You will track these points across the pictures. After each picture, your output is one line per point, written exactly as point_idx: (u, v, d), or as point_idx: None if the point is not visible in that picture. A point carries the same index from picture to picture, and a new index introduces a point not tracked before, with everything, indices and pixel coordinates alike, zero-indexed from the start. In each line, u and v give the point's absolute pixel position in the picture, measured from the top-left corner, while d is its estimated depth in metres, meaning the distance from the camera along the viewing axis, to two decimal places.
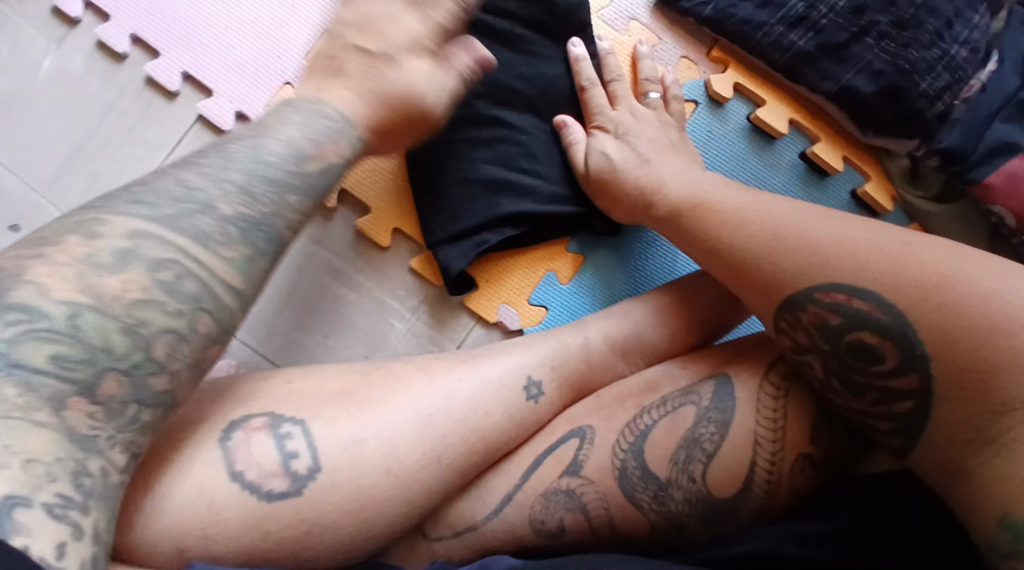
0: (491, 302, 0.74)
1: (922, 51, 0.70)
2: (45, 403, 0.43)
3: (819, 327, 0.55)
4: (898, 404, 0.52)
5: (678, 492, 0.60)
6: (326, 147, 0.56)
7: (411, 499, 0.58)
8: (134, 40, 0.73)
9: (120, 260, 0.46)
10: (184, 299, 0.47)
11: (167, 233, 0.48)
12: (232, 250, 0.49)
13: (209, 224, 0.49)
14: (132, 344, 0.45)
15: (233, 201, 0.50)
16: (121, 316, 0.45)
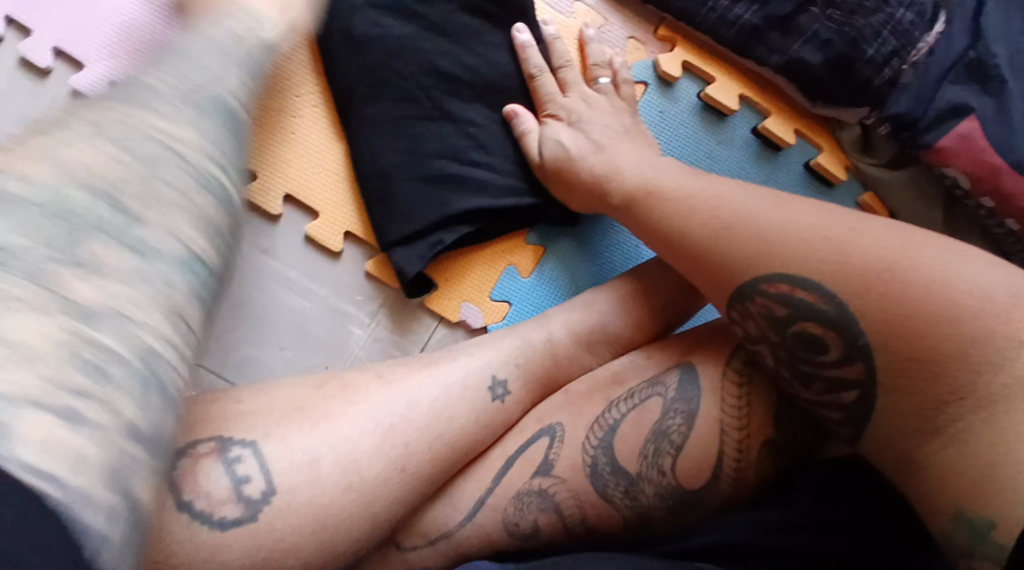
0: (452, 300, 0.72)
1: (867, 18, 0.69)
2: (55, 304, 0.39)
3: (769, 318, 0.54)
4: (845, 394, 0.52)
5: (648, 486, 0.60)
6: (259, 52, 0.58)
7: (377, 513, 0.58)
8: (57, 53, 0.70)
9: (60, 154, 0.43)
10: (176, 179, 0.45)
11: (138, 109, 0.46)
12: (201, 131, 0.48)
13: (160, 113, 0.48)
14: (111, 233, 0.42)
15: (176, 100, 0.48)
16: (111, 191, 0.42)
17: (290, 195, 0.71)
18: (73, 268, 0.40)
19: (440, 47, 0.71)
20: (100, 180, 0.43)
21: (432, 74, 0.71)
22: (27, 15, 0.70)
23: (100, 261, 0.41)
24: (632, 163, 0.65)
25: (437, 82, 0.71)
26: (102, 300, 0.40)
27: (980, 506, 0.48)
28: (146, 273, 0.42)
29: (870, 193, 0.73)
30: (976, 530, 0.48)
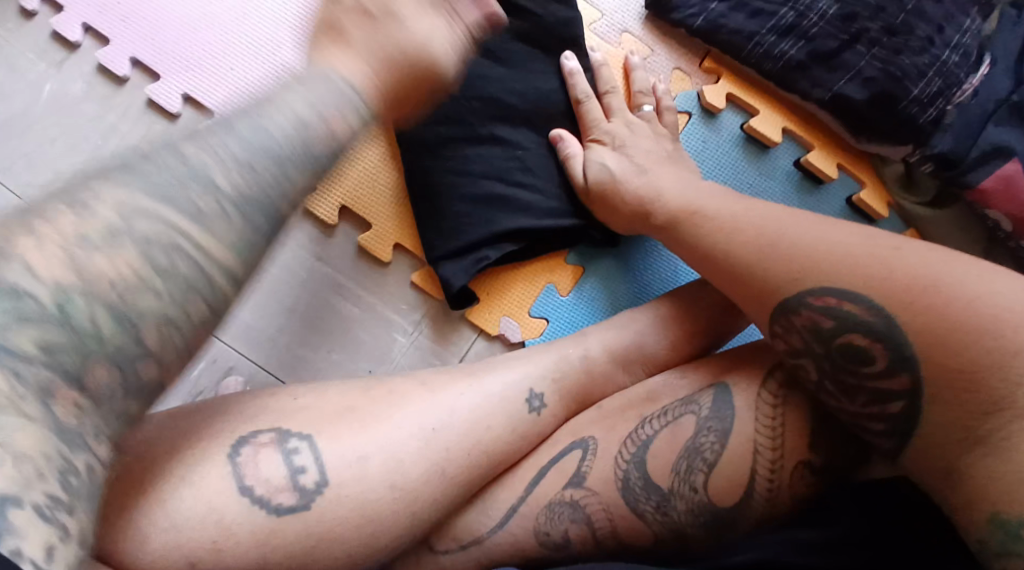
0: (492, 314, 0.74)
1: (912, 57, 0.71)
2: (32, 393, 0.38)
3: (812, 331, 0.55)
4: (890, 406, 0.53)
5: (680, 502, 0.61)
6: (332, 120, 0.50)
7: (416, 512, 0.59)
8: (135, 63, 0.73)
9: (115, 240, 0.41)
10: (178, 283, 0.42)
11: (147, 196, 0.42)
12: (224, 228, 0.44)
13: (207, 197, 0.44)
14: (127, 331, 0.40)
15: (235, 200, 0.45)
16: (113, 300, 0.40)
17: (343, 206, 0.73)
18: (77, 364, 0.39)
19: (489, 69, 0.73)
20: (144, 272, 0.41)
21: (481, 95, 0.73)
22: (109, 26, 0.73)
23: (103, 362, 0.40)
24: (676, 184, 0.67)
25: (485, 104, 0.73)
26: (93, 383, 0.40)
27: (1016, 512, 0.48)
28: (137, 367, 0.41)
29: (912, 228, 0.75)
30: (1010, 532, 0.48)
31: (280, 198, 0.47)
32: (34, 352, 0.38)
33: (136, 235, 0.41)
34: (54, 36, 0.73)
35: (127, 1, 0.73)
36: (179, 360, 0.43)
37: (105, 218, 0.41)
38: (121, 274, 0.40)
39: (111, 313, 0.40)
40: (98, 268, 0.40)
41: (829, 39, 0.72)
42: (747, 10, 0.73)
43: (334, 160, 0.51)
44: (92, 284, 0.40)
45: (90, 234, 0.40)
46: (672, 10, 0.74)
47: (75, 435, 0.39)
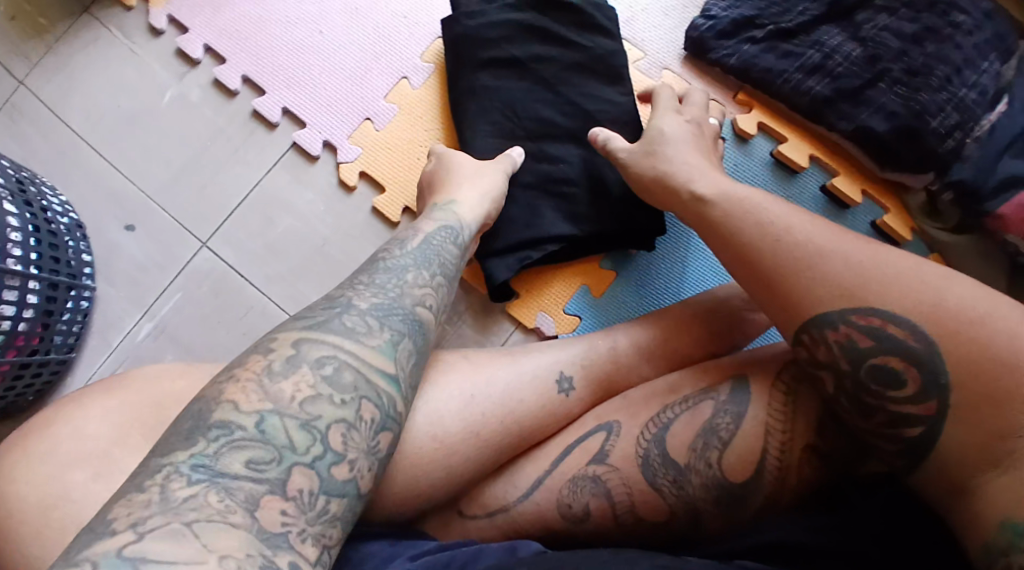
0: (530, 309, 0.81)
1: (932, 94, 0.76)
2: (240, 505, 0.45)
3: (847, 349, 0.54)
4: (909, 429, 0.52)
5: (696, 477, 0.64)
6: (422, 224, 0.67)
7: (452, 466, 0.67)
8: (245, 80, 0.85)
9: (292, 366, 0.51)
10: (345, 389, 0.51)
11: (313, 330, 0.54)
12: (375, 337, 0.54)
13: (356, 318, 0.55)
14: (313, 437, 0.49)
15: (374, 311, 0.56)
16: (298, 413, 0.49)
17: (404, 206, 0.82)
18: (279, 470, 0.48)
19: (541, 94, 0.82)
20: (317, 385, 0.51)
21: (533, 117, 0.81)
22: (226, 48, 0.86)
23: (299, 466, 0.48)
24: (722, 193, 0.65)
25: (536, 126, 0.81)
26: (294, 489, 0.48)
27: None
28: (328, 469, 0.49)
29: (936, 254, 0.79)
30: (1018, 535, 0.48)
31: (416, 299, 0.59)
32: (243, 472, 0.47)
33: (310, 359, 0.52)
34: (177, 53, 0.86)
35: (242, 28, 0.86)
36: (364, 456, 0.51)
37: (283, 351, 0.52)
38: (302, 393, 0.50)
39: (298, 426, 0.49)
40: (282, 390, 0.50)
41: (852, 78, 0.78)
42: (778, 51, 0.80)
43: (444, 247, 0.65)
44: (278, 402, 0.49)
45: (274, 366, 0.51)
46: (709, 52, 0.82)
47: (281, 538, 0.46)
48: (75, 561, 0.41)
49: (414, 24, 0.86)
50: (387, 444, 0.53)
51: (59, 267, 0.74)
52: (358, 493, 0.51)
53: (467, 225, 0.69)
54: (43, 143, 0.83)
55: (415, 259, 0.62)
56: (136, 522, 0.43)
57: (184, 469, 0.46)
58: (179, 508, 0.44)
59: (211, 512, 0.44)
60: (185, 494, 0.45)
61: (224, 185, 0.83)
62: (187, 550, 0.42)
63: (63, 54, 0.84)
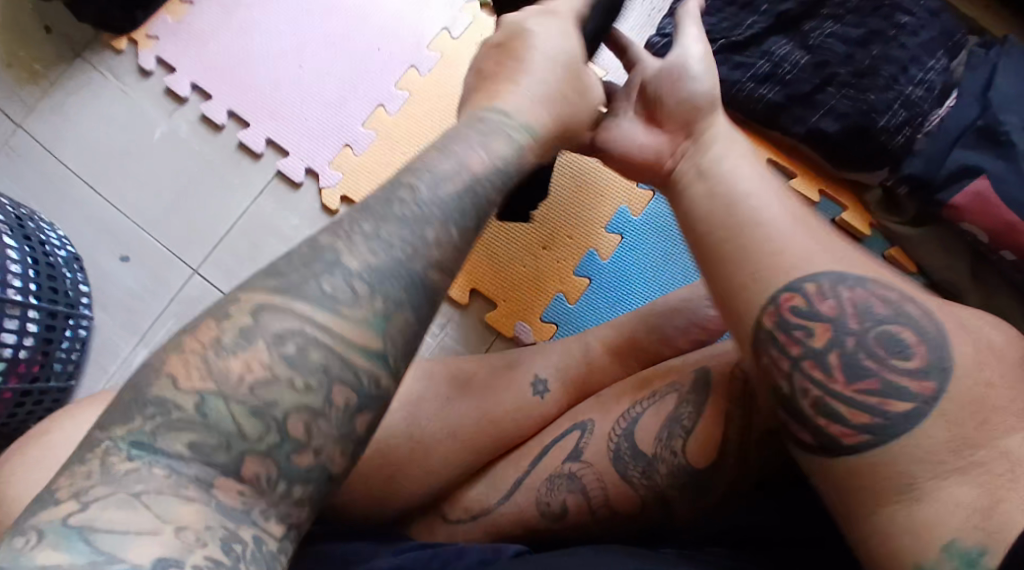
0: (508, 318, 0.83)
1: (879, 94, 0.80)
2: (192, 480, 0.39)
3: (858, 310, 0.47)
4: (893, 405, 0.44)
5: (662, 466, 0.67)
6: (472, 158, 0.51)
7: (430, 467, 0.71)
8: (230, 114, 0.90)
9: (248, 340, 0.41)
10: (312, 372, 0.41)
11: (279, 294, 0.42)
12: (362, 310, 0.43)
13: (340, 282, 0.43)
14: (267, 425, 0.41)
15: (367, 274, 0.44)
16: (247, 398, 0.40)
17: None
18: (229, 456, 0.40)
19: None
20: (274, 366, 0.41)
21: None
22: (212, 86, 0.91)
23: (252, 456, 0.40)
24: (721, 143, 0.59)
25: None
26: (251, 474, 0.40)
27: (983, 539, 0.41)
28: (289, 457, 0.41)
29: (896, 247, 0.82)
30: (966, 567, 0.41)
31: (429, 259, 0.46)
32: (186, 452, 0.39)
33: (270, 333, 0.42)
34: (166, 92, 0.91)
35: (226, 67, 0.91)
36: (331, 447, 0.42)
37: (240, 321, 0.42)
38: (253, 373, 0.41)
39: (248, 412, 0.40)
40: (229, 370, 0.41)
41: (802, 83, 0.82)
42: (730, 63, 0.84)
43: (479, 201, 0.50)
44: (223, 384, 0.40)
45: (225, 339, 0.41)
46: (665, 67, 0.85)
47: (241, 515, 0.40)
48: (21, 529, 0.36)
49: (388, 55, 0.91)
50: (367, 428, 0.43)
51: (57, 297, 0.79)
52: (325, 481, 0.42)
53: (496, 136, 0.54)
54: (40, 180, 0.88)
55: (435, 201, 0.48)
56: (80, 492, 0.37)
57: (122, 443, 0.39)
58: (123, 479, 0.38)
59: (161, 485, 0.38)
60: (126, 468, 0.38)
61: (213, 214, 0.88)
62: (139, 519, 0.37)
63: (58, 97, 0.90)
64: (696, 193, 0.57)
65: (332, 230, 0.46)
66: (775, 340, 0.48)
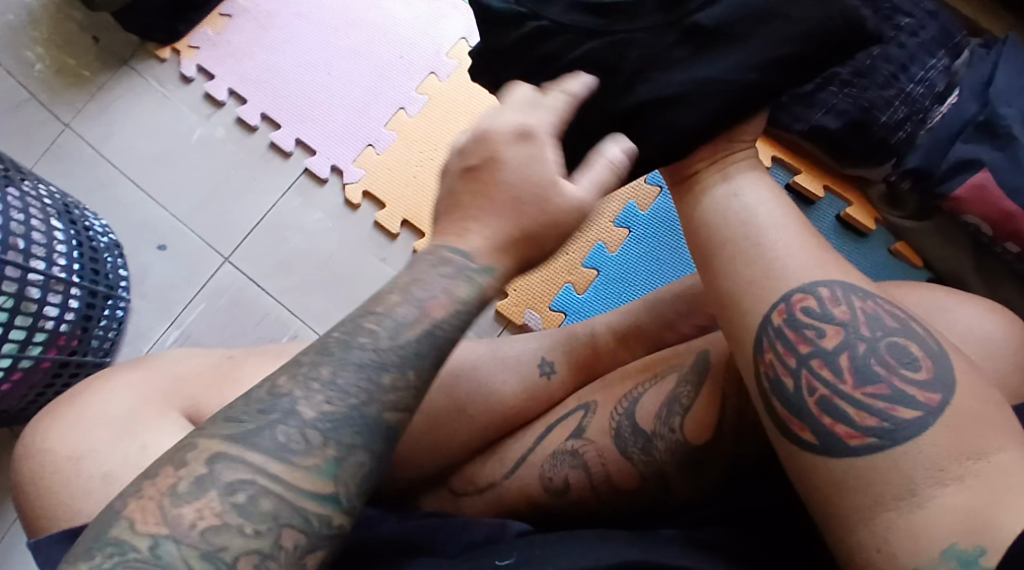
0: (517, 306, 0.86)
1: (879, 91, 0.82)
2: None
3: (869, 318, 0.50)
4: (900, 411, 0.46)
5: (660, 442, 0.69)
6: (440, 300, 0.46)
7: (439, 441, 0.74)
8: (264, 118, 0.96)
9: (202, 489, 0.41)
10: (263, 518, 0.41)
11: (235, 442, 0.42)
12: (316, 457, 0.42)
13: (294, 430, 0.42)
14: (216, 569, 0.39)
15: (321, 419, 0.43)
16: (200, 543, 0.39)
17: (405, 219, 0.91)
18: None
19: None
20: (224, 514, 0.40)
21: None
22: (247, 91, 0.97)
23: None
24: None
25: None
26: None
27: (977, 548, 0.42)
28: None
29: (903, 241, 0.85)
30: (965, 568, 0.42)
31: (391, 400, 0.44)
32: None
33: (221, 482, 0.41)
34: (204, 98, 0.97)
35: (261, 74, 0.97)
36: None
37: (194, 468, 0.41)
38: (206, 519, 0.40)
39: (199, 555, 0.39)
40: (182, 517, 0.40)
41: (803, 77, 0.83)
42: None
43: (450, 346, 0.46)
44: (175, 529, 0.39)
45: (180, 486, 0.40)
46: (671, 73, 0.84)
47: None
48: None
49: (410, 62, 0.96)
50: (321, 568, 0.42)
51: (98, 279, 0.84)
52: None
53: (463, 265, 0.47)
54: (85, 177, 0.94)
55: (399, 335, 0.45)
56: None
57: None
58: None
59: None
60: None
61: (244, 209, 0.93)
62: None
63: (105, 101, 0.97)
64: (718, 195, 0.56)
65: (298, 375, 0.44)
66: (784, 336, 0.50)
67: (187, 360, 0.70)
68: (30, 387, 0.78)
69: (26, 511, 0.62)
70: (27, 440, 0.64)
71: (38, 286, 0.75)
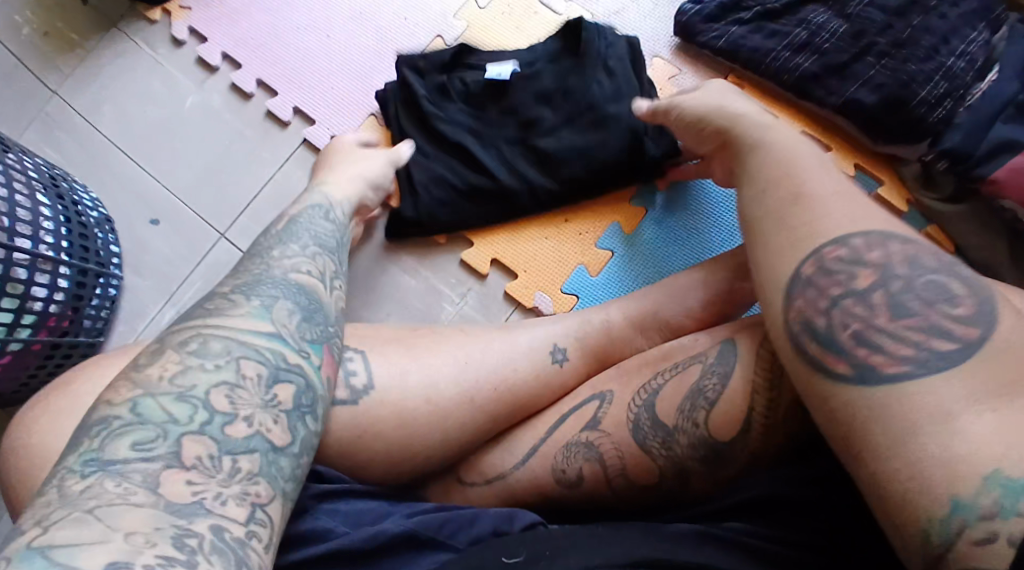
0: (528, 288, 0.83)
1: (919, 64, 0.77)
2: (141, 485, 0.42)
3: (909, 260, 0.51)
4: (936, 343, 0.47)
5: (683, 438, 0.64)
6: (292, 208, 0.67)
7: (448, 432, 0.69)
8: (260, 83, 0.90)
9: (158, 355, 0.50)
10: (216, 356, 0.50)
11: (177, 325, 0.53)
12: (245, 309, 0.53)
13: (220, 302, 0.54)
14: (193, 405, 0.47)
15: (239, 288, 0.55)
16: (170, 389, 0.47)
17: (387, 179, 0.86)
18: (167, 444, 0.45)
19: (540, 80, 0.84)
20: (184, 360, 0.49)
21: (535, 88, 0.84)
22: (242, 55, 0.91)
23: (188, 436, 0.46)
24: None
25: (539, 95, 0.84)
26: (192, 456, 0.45)
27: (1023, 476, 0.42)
28: (221, 429, 0.47)
29: (934, 226, 0.79)
30: (1009, 497, 0.42)
31: (287, 267, 0.58)
32: (131, 455, 0.44)
33: (174, 344, 0.51)
34: (197, 61, 0.91)
35: (256, 36, 0.91)
36: (265, 416, 0.48)
37: (150, 349, 0.51)
38: (170, 371, 0.49)
39: (173, 397, 0.47)
40: (151, 375, 0.48)
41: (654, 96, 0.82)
42: (765, 31, 0.82)
43: (314, 230, 0.64)
44: (148, 385, 0.48)
45: (142, 360, 0.50)
46: (697, 35, 0.83)
47: (192, 506, 0.43)
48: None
49: (415, 24, 0.90)
50: (289, 396, 0.50)
51: (88, 256, 0.80)
52: (268, 448, 0.48)
53: (337, 207, 0.70)
54: (76, 148, 0.89)
55: (280, 238, 0.62)
56: (44, 518, 0.40)
57: (76, 466, 0.43)
58: (77, 500, 0.41)
59: (111, 497, 0.41)
60: (80, 488, 0.42)
61: (241, 182, 0.88)
62: (90, 532, 0.39)
63: (94, 66, 0.91)
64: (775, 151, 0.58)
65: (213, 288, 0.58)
66: (815, 282, 0.52)
67: None
68: (22, 368, 0.75)
69: (19, 513, 0.58)
70: (13, 438, 0.60)
71: (24, 267, 0.72)
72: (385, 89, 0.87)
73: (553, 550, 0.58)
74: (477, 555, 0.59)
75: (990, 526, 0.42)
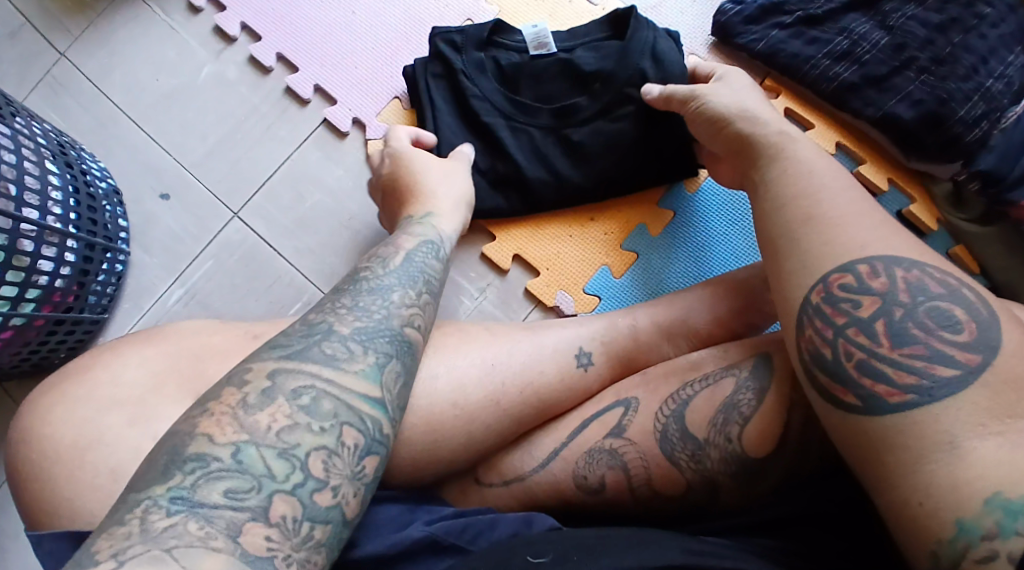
0: (550, 287, 0.82)
1: (959, 83, 0.77)
2: (221, 532, 0.44)
3: (911, 287, 0.49)
4: (938, 369, 0.46)
5: (714, 451, 0.61)
6: (402, 239, 0.65)
7: (472, 434, 0.67)
8: (279, 58, 0.86)
9: (268, 398, 0.49)
10: (324, 417, 0.49)
11: (287, 361, 0.51)
12: (359, 364, 0.52)
13: (336, 345, 0.53)
14: (292, 464, 0.47)
15: (358, 334, 0.54)
16: (275, 443, 0.47)
17: None
18: (259, 497, 0.45)
19: None
20: (293, 415, 0.49)
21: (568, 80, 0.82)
22: (261, 26, 0.87)
23: (280, 494, 0.46)
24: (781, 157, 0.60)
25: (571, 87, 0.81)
26: (277, 516, 0.45)
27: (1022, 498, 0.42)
28: (310, 495, 0.47)
29: (961, 245, 0.80)
30: (1008, 517, 0.42)
31: (404, 319, 0.57)
32: (222, 501, 0.45)
33: (286, 391, 0.49)
34: (214, 30, 0.87)
35: (277, 7, 0.87)
36: (347, 482, 0.49)
37: (259, 384, 0.50)
38: (279, 422, 0.48)
39: (275, 453, 0.47)
40: (258, 422, 0.48)
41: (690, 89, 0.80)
42: (806, 37, 0.81)
43: (425, 273, 0.62)
44: (254, 433, 0.47)
45: (249, 399, 0.49)
46: (737, 36, 0.82)
47: (264, 562, 0.44)
48: None
49: (444, 6, 0.87)
50: (374, 470, 0.50)
51: (96, 230, 0.77)
52: (342, 521, 0.48)
53: (446, 239, 0.68)
54: (86, 115, 0.85)
55: (398, 277, 0.60)
56: (118, 552, 0.41)
57: (162, 501, 0.44)
58: (158, 537, 0.43)
59: (192, 538, 0.43)
60: (163, 525, 0.43)
61: (258, 161, 0.85)
62: None
63: (105, 29, 0.87)
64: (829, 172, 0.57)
65: (319, 315, 0.55)
66: (821, 312, 0.51)
67: (203, 330, 0.63)
68: (22, 346, 0.73)
69: (24, 502, 0.56)
70: (23, 422, 0.57)
71: (30, 239, 0.68)
72: (414, 64, 0.83)
73: (586, 554, 0.54)
74: (499, 555, 0.55)
75: (991, 545, 0.42)
